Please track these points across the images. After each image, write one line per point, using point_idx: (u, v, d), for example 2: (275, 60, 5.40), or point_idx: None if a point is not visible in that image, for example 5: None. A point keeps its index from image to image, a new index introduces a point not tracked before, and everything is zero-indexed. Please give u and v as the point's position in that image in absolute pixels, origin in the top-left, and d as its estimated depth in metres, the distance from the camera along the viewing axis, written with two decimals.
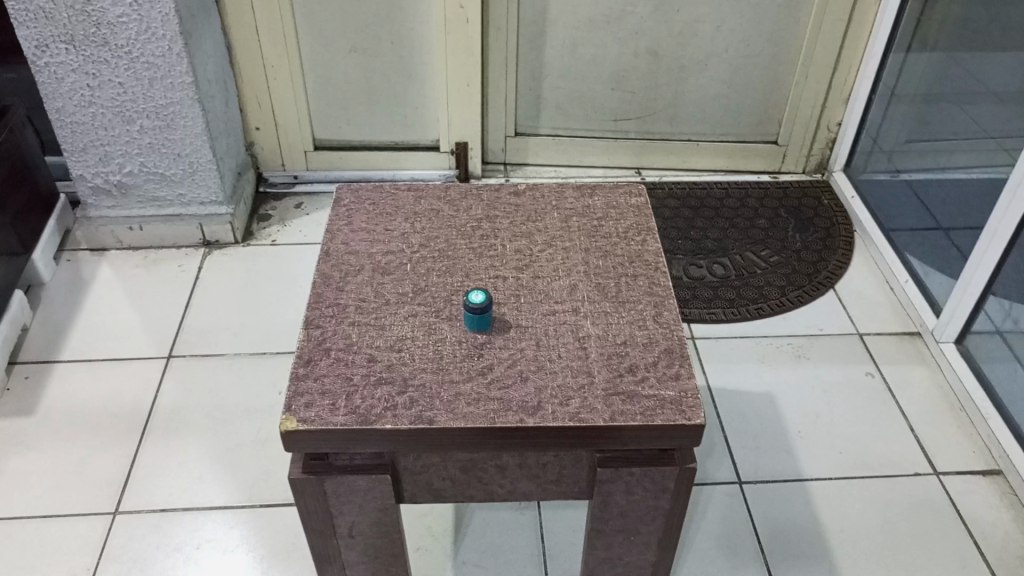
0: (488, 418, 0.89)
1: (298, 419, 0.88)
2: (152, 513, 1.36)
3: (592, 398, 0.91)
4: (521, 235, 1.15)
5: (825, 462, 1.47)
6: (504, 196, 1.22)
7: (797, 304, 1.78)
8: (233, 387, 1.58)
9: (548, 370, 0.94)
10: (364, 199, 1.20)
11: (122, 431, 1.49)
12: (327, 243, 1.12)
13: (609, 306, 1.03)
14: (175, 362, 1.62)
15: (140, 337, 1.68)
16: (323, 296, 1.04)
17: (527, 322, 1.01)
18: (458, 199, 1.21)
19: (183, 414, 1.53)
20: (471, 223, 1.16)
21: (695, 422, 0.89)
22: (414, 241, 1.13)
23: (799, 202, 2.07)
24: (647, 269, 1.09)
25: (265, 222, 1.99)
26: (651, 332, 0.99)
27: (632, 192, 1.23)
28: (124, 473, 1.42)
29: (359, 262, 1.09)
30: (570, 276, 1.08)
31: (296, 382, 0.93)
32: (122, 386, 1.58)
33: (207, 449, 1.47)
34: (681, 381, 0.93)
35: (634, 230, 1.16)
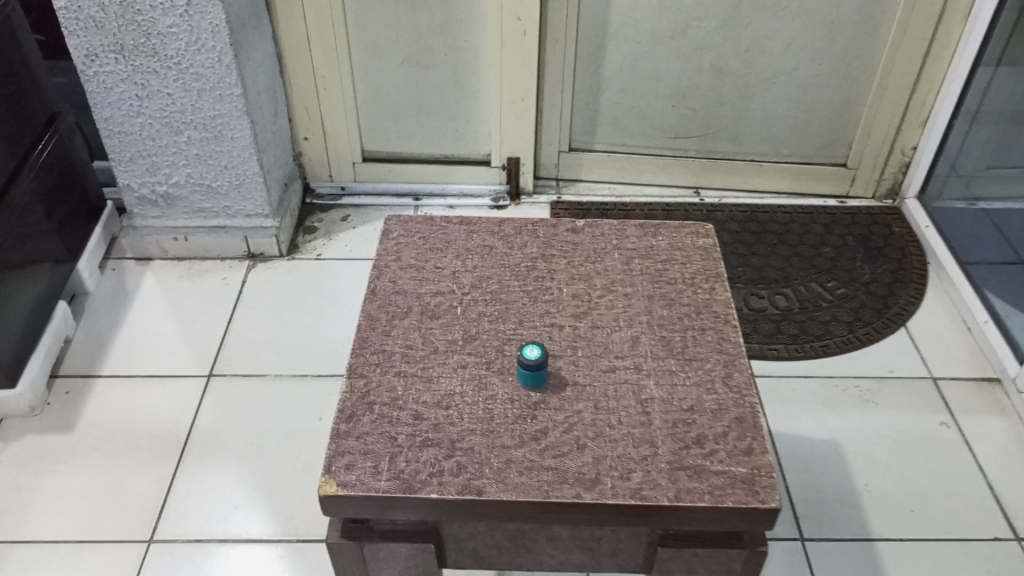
0: (542, 491, 0.82)
1: (338, 483, 0.83)
2: (187, 543, 1.32)
3: (656, 472, 0.84)
4: (579, 278, 1.07)
5: (894, 521, 1.37)
6: (561, 233, 1.14)
7: (865, 342, 1.68)
8: (273, 410, 1.53)
9: (607, 438, 0.87)
10: (413, 232, 1.14)
11: (160, 453, 1.45)
12: (373, 281, 1.06)
13: (674, 363, 0.95)
14: (215, 381, 1.59)
15: (181, 354, 1.64)
16: (368, 341, 0.98)
17: (585, 379, 0.93)
18: (513, 235, 1.13)
19: (222, 437, 1.49)
20: (526, 262, 1.09)
21: (769, 506, 0.81)
22: (465, 281, 1.06)
23: (869, 229, 1.96)
24: (716, 321, 1.01)
25: (311, 234, 1.94)
26: (720, 396, 0.91)
27: (699, 231, 1.14)
28: (159, 498, 1.39)
29: (406, 303, 1.03)
30: (632, 326, 1.00)
31: (337, 440, 0.87)
32: (161, 405, 1.54)
33: (244, 476, 1.42)
34: (753, 456, 0.85)
35: (701, 275, 1.07)
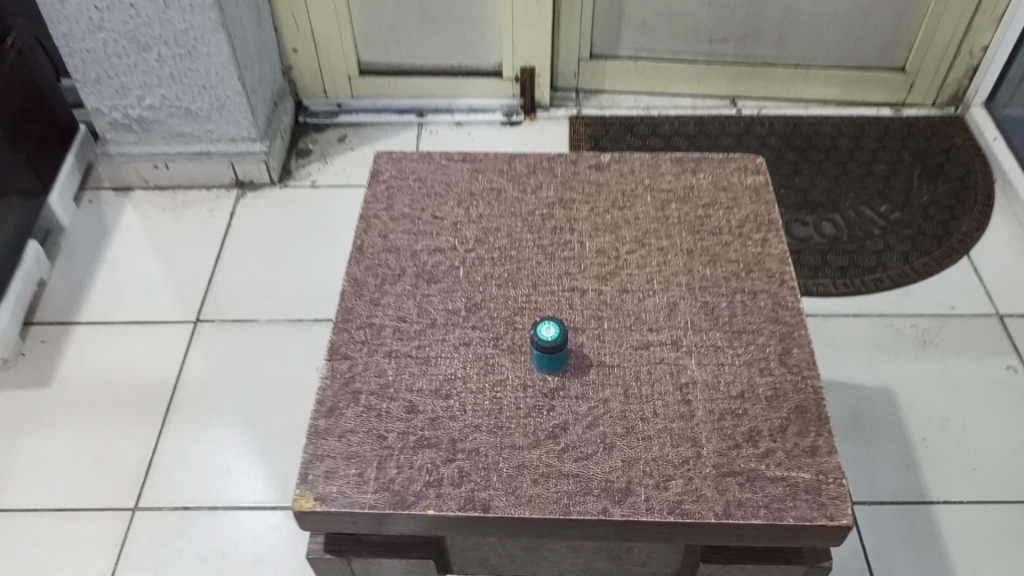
0: (562, 506, 0.68)
1: (316, 496, 0.69)
2: (175, 511, 1.21)
3: (700, 479, 0.69)
4: (605, 228, 0.90)
5: (956, 482, 1.22)
6: (583, 171, 0.97)
7: (923, 274, 1.50)
8: (266, 361, 1.40)
9: (640, 435, 0.72)
10: (407, 173, 0.97)
11: (145, 410, 1.33)
12: (360, 235, 0.90)
13: (720, 338, 0.79)
14: (203, 328, 1.45)
15: (165, 298, 1.50)
16: (353, 312, 0.82)
17: (613, 359, 0.77)
18: (525, 175, 0.96)
19: (212, 392, 1.36)
20: (540, 209, 0.92)
21: (838, 523, 0.67)
22: (468, 234, 0.89)
23: (927, 143, 1.74)
24: (769, 283, 0.84)
25: (305, 158, 1.76)
26: (775, 379, 0.76)
27: (747, 168, 0.96)
28: (146, 461, 1.27)
29: (399, 264, 0.87)
30: (668, 290, 0.83)
31: (315, 440, 0.72)
32: (145, 356, 1.41)
33: (237, 434, 1.30)
34: (817, 458, 0.70)
35: (750, 223, 0.90)
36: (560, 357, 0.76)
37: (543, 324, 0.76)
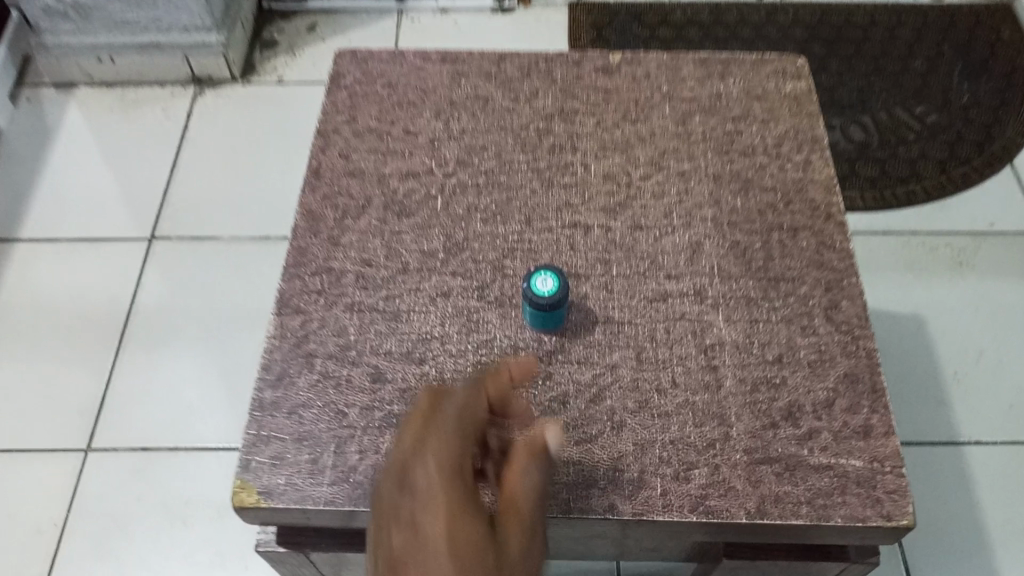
0: (562, 503, 0.55)
1: (260, 489, 0.56)
2: (132, 453, 1.09)
3: (729, 468, 0.57)
4: (613, 147, 0.74)
5: (989, 420, 1.10)
6: (587, 75, 0.80)
7: (962, 186, 1.33)
8: (229, 283, 1.25)
9: (656, 411, 0.59)
10: (374, 76, 0.80)
11: (97, 339, 1.20)
12: (316, 155, 0.74)
13: (752, 287, 0.65)
14: (158, 246, 1.29)
15: (114, 211, 1.34)
16: (308, 253, 0.68)
17: (624, 315, 0.64)
18: (517, 80, 0.80)
19: (169, 319, 1.21)
20: (536, 122, 0.76)
21: (895, 524, 0.55)
22: (448, 154, 0.74)
23: (970, 35, 1.55)
24: (812, 217, 0.69)
25: (270, 50, 1.56)
26: (820, 339, 0.63)
27: (785, 72, 0.80)
28: (98, 397, 1.14)
29: (364, 192, 0.71)
30: (690, 228, 0.69)
31: (260, 417, 0.59)
32: (94, 278, 1.26)
33: (199, 366, 1.17)
34: (871, 441, 0.58)
35: (790, 141, 0.74)
36: (558, 317, 0.62)
37: (528, 287, 0.61)
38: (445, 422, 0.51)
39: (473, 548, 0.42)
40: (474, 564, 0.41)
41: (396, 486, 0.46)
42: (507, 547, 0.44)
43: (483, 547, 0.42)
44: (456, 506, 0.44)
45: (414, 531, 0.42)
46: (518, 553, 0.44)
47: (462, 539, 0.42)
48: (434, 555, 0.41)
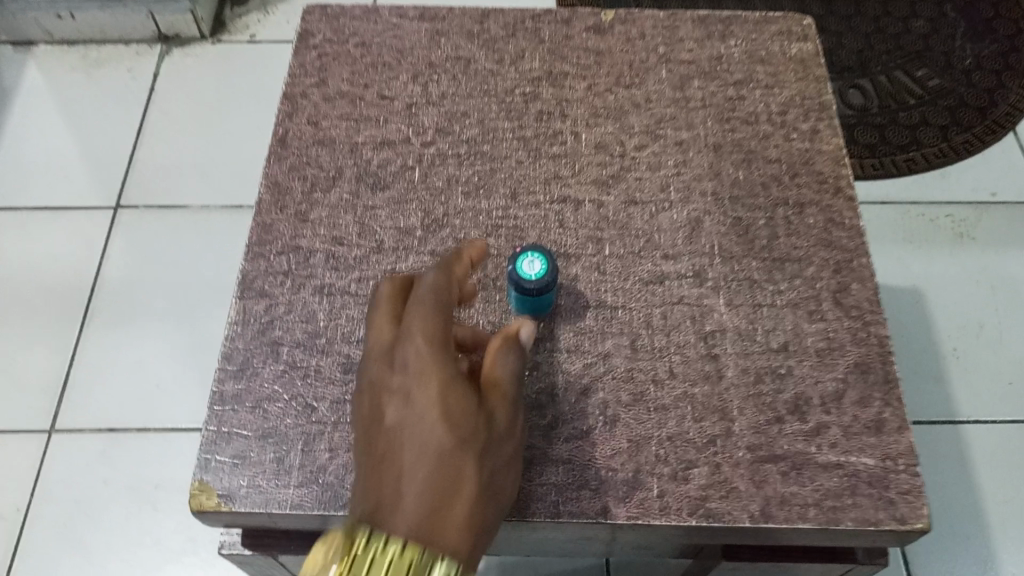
0: (551, 506, 0.51)
1: (220, 492, 0.51)
2: (99, 435, 1.04)
3: (731, 468, 0.52)
4: (606, 114, 0.69)
5: (990, 397, 1.06)
6: (578, 34, 0.74)
7: (961, 155, 1.26)
8: (200, 255, 1.19)
9: (652, 404, 0.55)
10: (346, 35, 0.74)
11: (60, 313, 1.14)
12: (283, 122, 0.68)
13: (756, 269, 0.60)
14: (124, 215, 1.23)
15: (78, 178, 1.27)
16: (273, 230, 0.62)
17: (617, 299, 0.59)
18: (501, 39, 0.73)
19: (136, 292, 1.15)
20: (522, 86, 0.70)
21: (909, 528, 0.51)
22: (426, 121, 0.68)
23: None
24: (820, 191, 0.64)
25: (241, 7, 1.47)
26: (828, 325, 0.58)
27: (790, 33, 0.74)
28: (62, 375, 1.09)
29: (335, 163, 0.66)
30: (689, 203, 0.63)
31: (220, 412, 0.54)
32: (56, 249, 1.19)
33: (168, 342, 1.11)
34: (884, 437, 0.54)
35: (796, 109, 0.69)
36: (545, 302, 0.57)
37: (514, 271, 0.56)
38: (424, 296, 0.50)
39: (467, 422, 0.45)
40: (468, 439, 0.45)
41: (384, 361, 0.48)
42: (495, 424, 0.47)
43: (474, 421, 0.46)
44: (446, 380, 0.46)
45: (409, 406, 0.45)
46: (502, 427, 0.47)
47: (455, 412, 0.45)
48: (429, 430, 0.44)
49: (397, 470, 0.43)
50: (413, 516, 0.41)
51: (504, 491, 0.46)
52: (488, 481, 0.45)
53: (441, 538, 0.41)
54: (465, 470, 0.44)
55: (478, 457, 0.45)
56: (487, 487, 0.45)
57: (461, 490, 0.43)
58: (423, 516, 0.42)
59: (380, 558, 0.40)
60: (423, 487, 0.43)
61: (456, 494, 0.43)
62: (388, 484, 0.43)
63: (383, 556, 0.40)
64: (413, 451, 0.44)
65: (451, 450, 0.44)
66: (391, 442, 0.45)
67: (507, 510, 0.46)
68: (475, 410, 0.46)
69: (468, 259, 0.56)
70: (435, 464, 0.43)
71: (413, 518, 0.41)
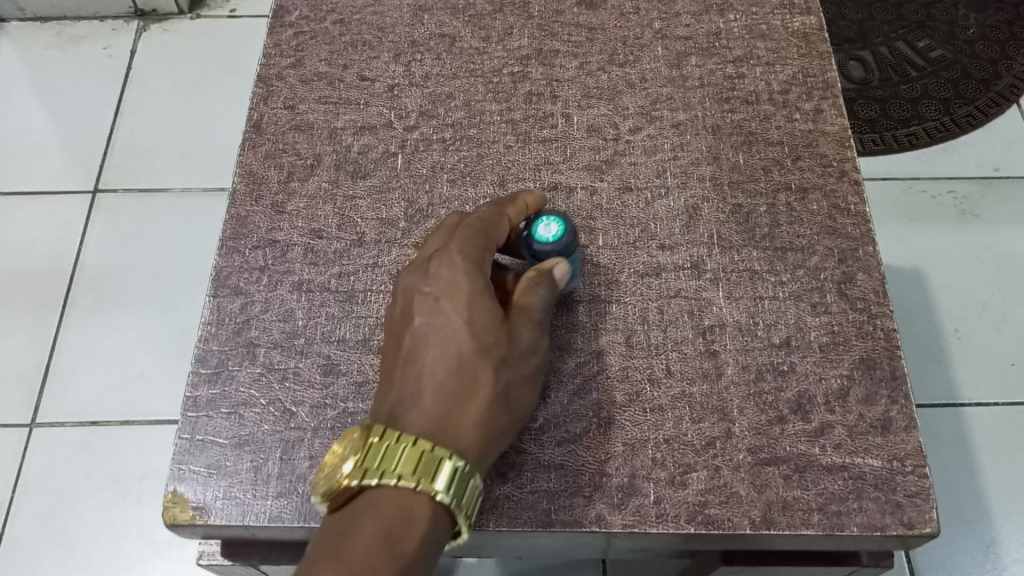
0: (542, 515, 0.49)
1: (194, 504, 0.49)
2: (81, 427, 1.01)
3: (731, 471, 0.50)
4: (599, 95, 0.65)
5: (992, 378, 1.04)
6: (569, 9, 0.70)
7: (966, 128, 1.21)
8: (182, 239, 1.15)
9: (648, 405, 0.52)
10: (324, 12, 0.70)
11: (38, 302, 1.10)
12: (257, 106, 0.65)
13: (757, 259, 0.57)
14: (103, 199, 1.19)
15: (54, 160, 1.23)
16: (249, 223, 0.59)
17: (611, 293, 0.56)
18: (488, 15, 0.70)
19: (116, 279, 1.12)
20: (510, 66, 0.67)
21: (917, 533, 0.48)
22: (409, 104, 0.64)
23: None
24: (824, 175, 0.61)
25: None
26: (833, 319, 0.55)
27: (793, 6, 0.70)
28: (43, 365, 1.06)
29: (313, 150, 0.62)
30: (686, 189, 0.60)
31: (194, 418, 0.51)
32: (33, 235, 1.16)
33: (150, 331, 1.08)
34: (891, 436, 0.51)
35: (799, 88, 0.65)
36: (572, 265, 0.53)
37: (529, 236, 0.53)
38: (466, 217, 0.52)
39: (490, 332, 0.48)
40: (489, 348, 0.47)
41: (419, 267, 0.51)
42: (519, 339, 0.49)
43: (496, 331, 0.48)
44: (472, 292, 0.49)
45: (434, 314, 0.48)
46: (526, 344, 0.49)
47: (479, 326, 0.47)
48: (453, 341, 0.47)
49: (419, 372, 0.47)
50: (427, 414, 0.45)
51: (525, 403, 0.48)
52: (505, 390, 0.47)
53: (452, 436, 0.45)
54: (482, 374, 0.46)
55: (497, 366, 0.47)
56: (504, 395, 0.47)
57: (477, 396, 0.46)
58: (438, 413, 0.45)
59: (394, 447, 0.43)
60: (440, 388, 0.46)
61: (470, 398, 0.46)
62: (409, 382, 0.47)
63: (398, 446, 0.43)
64: (432, 355, 0.47)
65: (470, 357, 0.47)
66: (416, 347, 0.48)
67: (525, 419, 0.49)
68: (498, 322, 0.48)
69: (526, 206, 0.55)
70: (455, 371, 0.46)
71: (428, 413, 0.45)
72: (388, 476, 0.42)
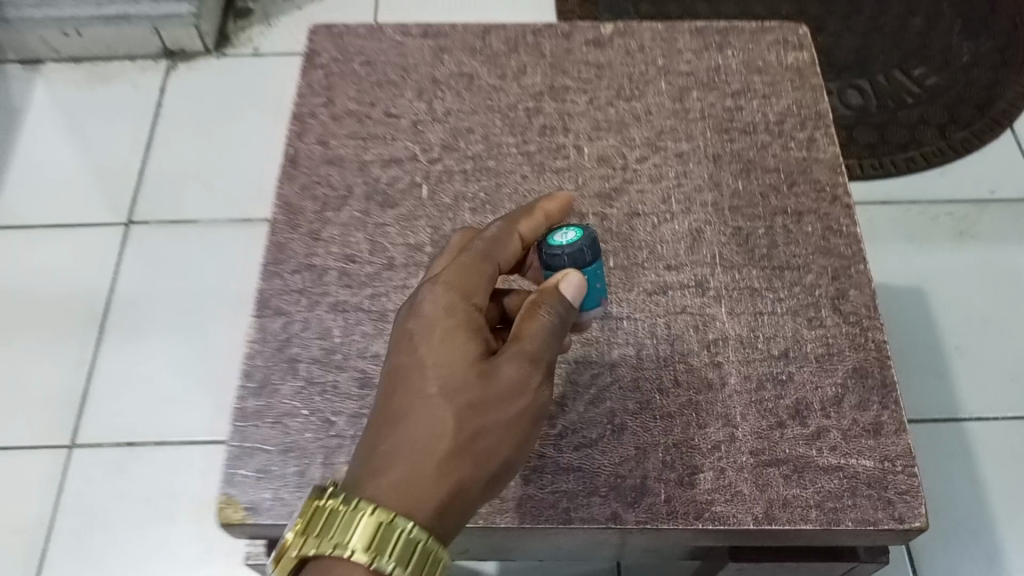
0: (562, 513, 0.53)
1: (246, 505, 0.54)
2: (117, 448, 1.06)
3: (735, 471, 0.54)
4: (608, 127, 0.70)
5: (990, 393, 1.07)
6: (578, 48, 0.76)
7: (961, 152, 1.26)
8: (211, 267, 1.21)
9: (657, 412, 0.56)
10: (351, 53, 0.76)
11: (75, 329, 1.16)
12: (292, 142, 0.70)
13: (756, 277, 0.62)
14: (135, 231, 1.24)
15: (88, 194, 1.28)
16: (287, 250, 0.64)
17: (622, 310, 0.61)
18: (503, 55, 0.75)
19: (148, 307, 1.17)
20: (524, 102, 0.72)
21: (907, 527, 0.53)
22: (432, 138, 0.70)
23: None
24: (817, 200, 0.66)
25: (245, 20, 1.47)
26: (827, 332, 0.60)
27: (787, 42, 0.76)
28: (80, 389, 1.11)
29: (345, 182, 0.68)
30: (690, 214, 0.65)
31: (243, 428, 0.56)
32: (69, 266, 1.21)
33: (182, 355, 1.13)
34: (882, 439, 0.55)
35: (794, 118, 0.70)
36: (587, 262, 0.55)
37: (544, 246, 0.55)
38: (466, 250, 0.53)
39: (466, 370, 0.47)
40: (458, 389, 0.47)
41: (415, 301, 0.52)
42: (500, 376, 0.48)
43: (474, 372, 0.48)
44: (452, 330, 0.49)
45: (414, 349, 0.49)
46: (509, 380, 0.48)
47: (454, 364, 0.48)
48: (427, 377, 0.47)
49: (395, 407, 0.47)
50: (389, 451, 0.46)
51: (501, 453, 0.47)
52: (476, 431, 0.46)
53: (416, 474, 0.45)
54: (451, 414, 0.46)
55: (465, 411, 0.47)
56: (474, 436, 0.46)
57: (444, 436, 0.46)
58: (400, 454, 0.45)
59: (352, 517, 0.43)
60: (408, 427, 0.46)
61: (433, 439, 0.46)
62: (386, 414, 0.48)
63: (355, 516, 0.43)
64: (407, 391, 0.48)
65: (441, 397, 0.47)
66: (396, 381, 0.48)
67: (504, 461, 0.47)
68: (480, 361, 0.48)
69: (544, 212, 0.59)
70: (426, 408, 0.47)
71: (396, 449, 0.46)
72: (347, 546, 0.42)
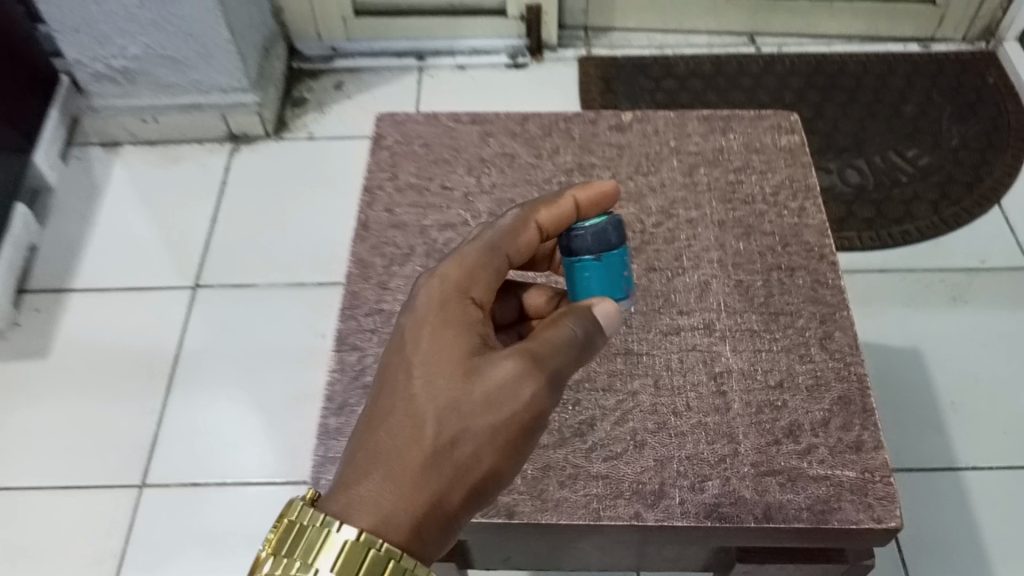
0: (592, 511, 0.63)
1: None
2: (183, 488, 1.17)
3: (737, 479, 0.64)
4: (628, 197, 0.83)
5: (985, 444, 1.16)
6: (603, 132, 0.89)
7: (953, 226, 1.37)
8: (269, 327, 1.34)
9: (673, 431, 0.67)
10: (412, 137, 0.90)
11: (147, 382, 1.28)
12: (364, 209, 0.84)
13: (755, 321, 0.74)
14: (201, 295, 1.38)
15: (161, 262, 1.43)
16: (361, 297, 0.77)
17: (642, 347, 0.72)
18: (539, 138, 0.89)
19: (212, 362, 1.30)
20: (558, 176, 0.86)
21: (885, 526, 0.62)
22: (481, 207, 0.83)
23: (958, 81, 1.57)
24: (807, 257, 0.78)
25: (300, 108, 1.63)
26: (816, 366, 0.71)
27: (781, 127, 0.89)
28: (151, 434, 1.22)
29: (408, 242, 0.81)
30: (699, 269, 0.77)
31: (327, 440, 0.68)
32: (142, 325, 1.35)
33: (243, 405, 1.25)
34: (863, 454, 0.66)
35: (786, 190, 0.83)
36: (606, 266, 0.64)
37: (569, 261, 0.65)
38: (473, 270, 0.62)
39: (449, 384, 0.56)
40: (440, 400, 0.55)
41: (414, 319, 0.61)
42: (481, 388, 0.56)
43: (453, 392, 0.55)
44: (443, 347, 0.57)
45: (405, 364, 0.57)
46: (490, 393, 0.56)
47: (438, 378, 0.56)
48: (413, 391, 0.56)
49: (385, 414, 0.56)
50: (375, 456, 0.54)
51: (477, 460, 0.55)
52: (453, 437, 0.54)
53: (398, 474, 0.53)
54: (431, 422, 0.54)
55: (445, 421, 0.55)
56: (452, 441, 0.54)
57: (424, 441, 0.54)
58: (385, 457, 0.54)
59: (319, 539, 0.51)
60: (394, 433, 0.55)
61: (411, 450, 0.54)
62: (378, 420, 0.56)
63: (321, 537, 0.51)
64: (396, 401, 0.56)
65: (420, 411, 0.55)
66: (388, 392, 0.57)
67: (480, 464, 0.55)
68: (459, 383, 0.56)
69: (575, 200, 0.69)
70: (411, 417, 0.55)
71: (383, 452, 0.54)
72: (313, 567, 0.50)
